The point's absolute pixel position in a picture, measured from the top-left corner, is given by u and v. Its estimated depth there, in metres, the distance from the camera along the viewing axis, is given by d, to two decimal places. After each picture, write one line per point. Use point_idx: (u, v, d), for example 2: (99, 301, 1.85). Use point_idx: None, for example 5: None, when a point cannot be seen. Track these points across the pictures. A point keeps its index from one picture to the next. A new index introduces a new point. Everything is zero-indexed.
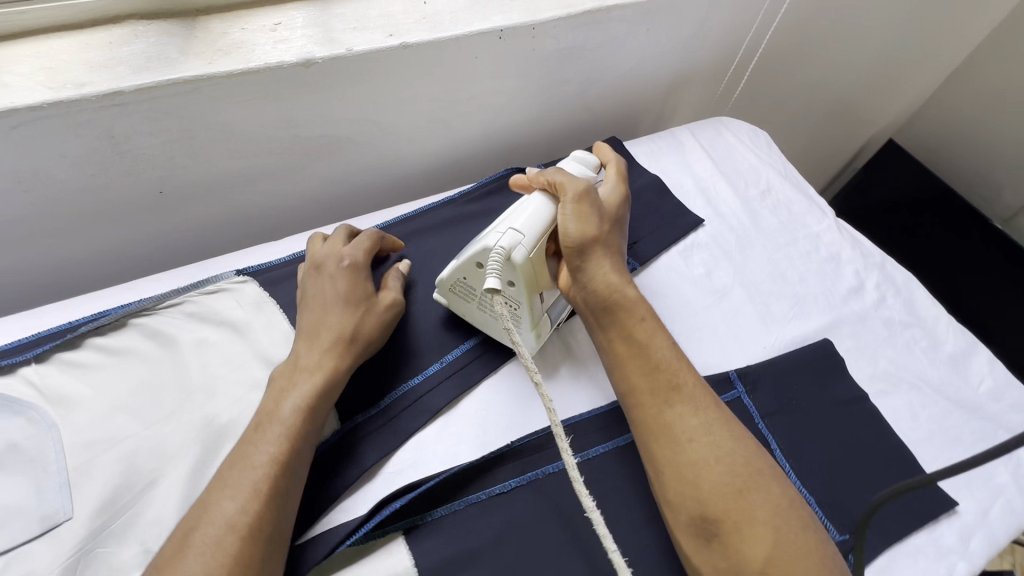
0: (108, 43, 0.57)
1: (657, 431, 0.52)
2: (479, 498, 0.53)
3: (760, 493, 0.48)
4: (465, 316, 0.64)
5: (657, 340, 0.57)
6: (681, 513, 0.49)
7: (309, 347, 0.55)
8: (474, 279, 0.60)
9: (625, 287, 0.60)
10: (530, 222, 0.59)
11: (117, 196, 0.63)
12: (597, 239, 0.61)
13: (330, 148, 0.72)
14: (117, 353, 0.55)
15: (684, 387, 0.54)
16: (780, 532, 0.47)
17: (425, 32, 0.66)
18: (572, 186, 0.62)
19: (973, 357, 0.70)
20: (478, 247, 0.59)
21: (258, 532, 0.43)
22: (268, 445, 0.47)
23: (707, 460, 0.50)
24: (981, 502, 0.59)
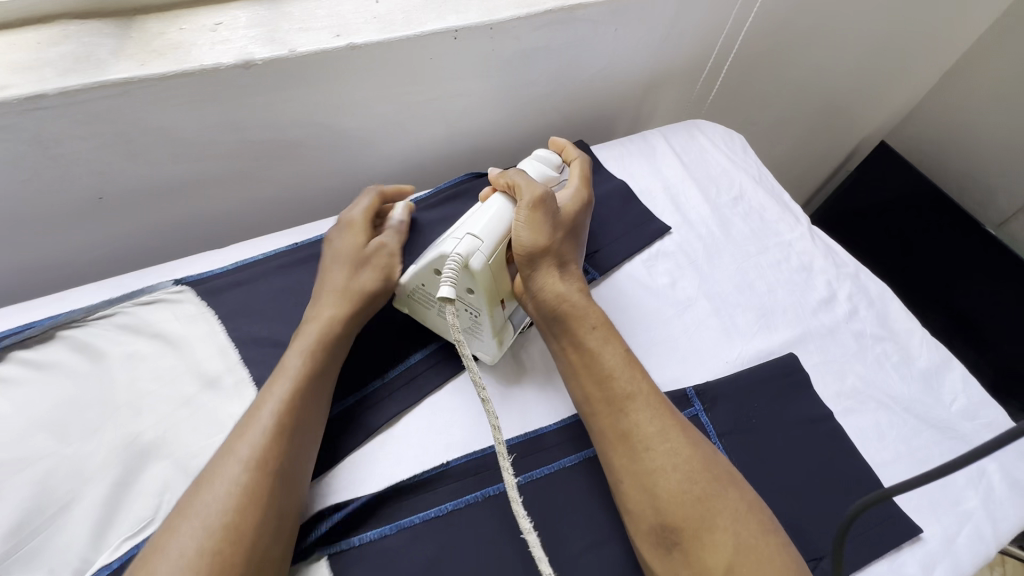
0: (36, 43, 0.55)
1: (613, 440, 0.51)
2: (413, 522, 0.50)
3: (720, 499, 0.47)
4: (426, 322, 0.61)
5: (610, 347, 0.55)
6: (641, 523, 0.48)
7: (314, 301, 0.57)
8: (433, 285, 0.57)
9: (577, 297, 0.58)
10: (489, 228, 0.57)
11: (52, 203, 0.61)
12: (548, 249, 0.58)
13: (280, 152, 0.69)
14: (42, 367, 0.52)
15: (639, 396, 0.52)
16: (742, 536, 0.46)
17: (375, 32, 0.63)
18: (529, 191, 0.59)
19: (947, 374, 0.67)
20: (434, 252, 0.56)
21: (267, 465, 0.44)
22: (279, 388, 0.49)
23: (666, 467, 0.49)
24: (947, 528, 0.56)
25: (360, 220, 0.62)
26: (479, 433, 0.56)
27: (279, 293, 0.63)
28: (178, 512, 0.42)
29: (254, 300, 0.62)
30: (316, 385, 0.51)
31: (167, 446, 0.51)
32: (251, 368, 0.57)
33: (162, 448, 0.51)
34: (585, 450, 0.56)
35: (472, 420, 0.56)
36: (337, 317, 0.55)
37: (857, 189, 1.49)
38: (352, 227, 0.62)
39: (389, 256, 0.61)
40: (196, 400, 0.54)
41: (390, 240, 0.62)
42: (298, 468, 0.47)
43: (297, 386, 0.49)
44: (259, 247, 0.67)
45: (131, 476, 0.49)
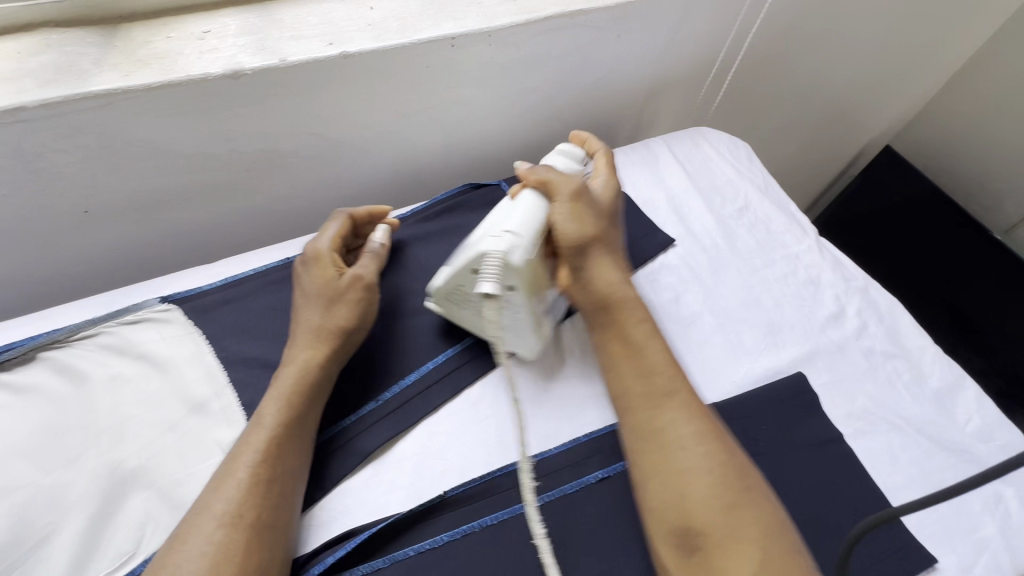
0: (16, 53, 0.53)
1: (647, 434, 0.50)
2: (407, 555, 0.48)
3: (750, 509, 0.45)
4: (460, 322, 0.60)
5: (654, 345, 0.55)
6: (663, 522, 0.46)
7: (291, 341, 0.54)
8: (470, 285, 0.55)
9: (626, 289, 0.58)
10: (526, 221, 0.56)
11: (34, 216, 0.59)
12: (597, 238, 0.58)
13: (273, 163, 0.67)
14: (23, 391, 0.50)
15: (679, 394, 0.52)
16: (768, 551, 0.43)
17: (369, 40, 0.61)
18: (565, 184, 0.59)
19: (960, 393, 0.65)
20: (472, 251, 0.54)
21: (241, 519, 0.42)
22: (253, 438, 0.47)
23: (698, 468, 0.47)
24: (963, 557, 0.54)
25: (326, 252, 0.57)
26: (476, 459, 0.53)
27: (269, 311, 0.61)
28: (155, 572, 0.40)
29: (244, 318, 0.60)
30: (292, 433, 0.49)
31: (149, 474, 0.49)
32: (239, 391, 0.55)
33: (144, 477, 0.49)
34: (586, 476, 0.53)
35: (468, 445, 0.54)
36: (315, 360, 0.52)
37: (861, 194, 1.46)
38: (320, 256, 0.57)
39: (360, 288, 0.56)
40: (182, 424, 0.52)
41: (361, 269, 0.58)
42: (279, 518, 0.44)
43: (275, 435, 0.47)
44: (249, 263, 0.65)
45: (112, 507, 0.47)
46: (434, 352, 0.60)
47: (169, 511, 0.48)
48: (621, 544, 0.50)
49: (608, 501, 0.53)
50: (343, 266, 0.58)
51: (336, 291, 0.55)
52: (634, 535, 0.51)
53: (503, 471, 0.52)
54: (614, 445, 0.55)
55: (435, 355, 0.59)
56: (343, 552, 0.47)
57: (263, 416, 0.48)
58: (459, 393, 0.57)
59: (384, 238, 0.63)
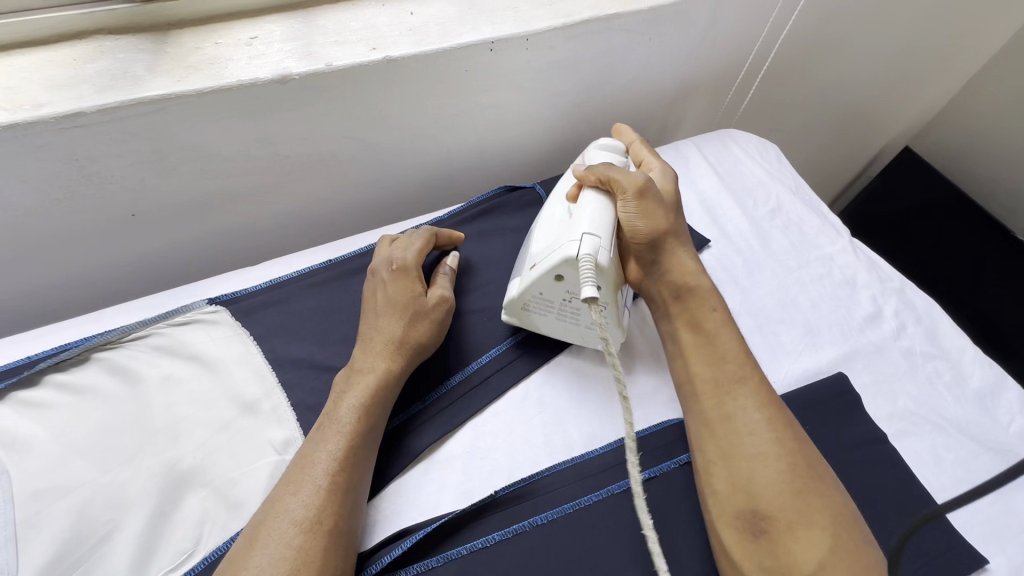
0: (72, 60, 0.54)
1: (716, 420, 0.51)
2: (460, 554, 0.48)
3: (819, 497, 0.45)
4: (538, 327, 0.60)
5: (725, 332, 0.56)
6: (728, 506, 0.47)
7: (365, 349, 0.54)
8: (554, 290, 0.55)
9: (699, 279, 0.59)
10: (600, 221, 0.55)
11: (84, 220, 0.60)
12: (668, 230, 0.59)
13: (313, 167, 0.68)
14: (79, 390, 0.50)
15: (751, 381, 0.52)
16: (839, 539, 0.43)
17: (410, 45, 0.62)
18: (628, 182, 0.58)
19: (1002, 394, 0.65)
20: (556, 258, 0.53)
21: (320, 526, 0.43)
22: (329, 443, 0.47)
23: (769, 454, 0.48)
24: (1014, 558, 0.53)
25: (413, 267, 0.58)
26: (524, 459, 0.54)
27: (313, 312, 0.62)
28: (233, 570, 0.41)
29: (289, 319, 0.61)
30: (365, 441, 0.49)
31: (205, 473, 0.50)
32: (288, 392, 0.56)
33: (200, 476, 0.49)
34: None
35: (516, 445, 0.55)
36: (392, 372, 0.53)
37: (879, 195, 1.46)
38: (405, 268, 0.58)
39: (443, 309, 0.58)
40: (234, 425, 0.52)
41: (442, 290, 0.59)
42: (351, 526, 0.45)
43: (349, 443, 0.48)
44: (292, 265, 0.66)
45: (170, 505, 0.47)
46: (477, 353, 0.60)
47: (225, 511, 0.49)
48: (672, 544, 0.50)
49: (657, 501, 0.53)
50: (424, 282, 0.59)
51: (421, 306, 0.57)
52: (684, 535, 0.51)
53: (549, 471, 0.53)
54: (660, 446, 0.56)
55: (478, 356, 0.60)
56: (398, 552, 0.47)
57: (341, 416, 0.49)
58: (503, 394, 0.58)
59: (457, 264, 0.65)
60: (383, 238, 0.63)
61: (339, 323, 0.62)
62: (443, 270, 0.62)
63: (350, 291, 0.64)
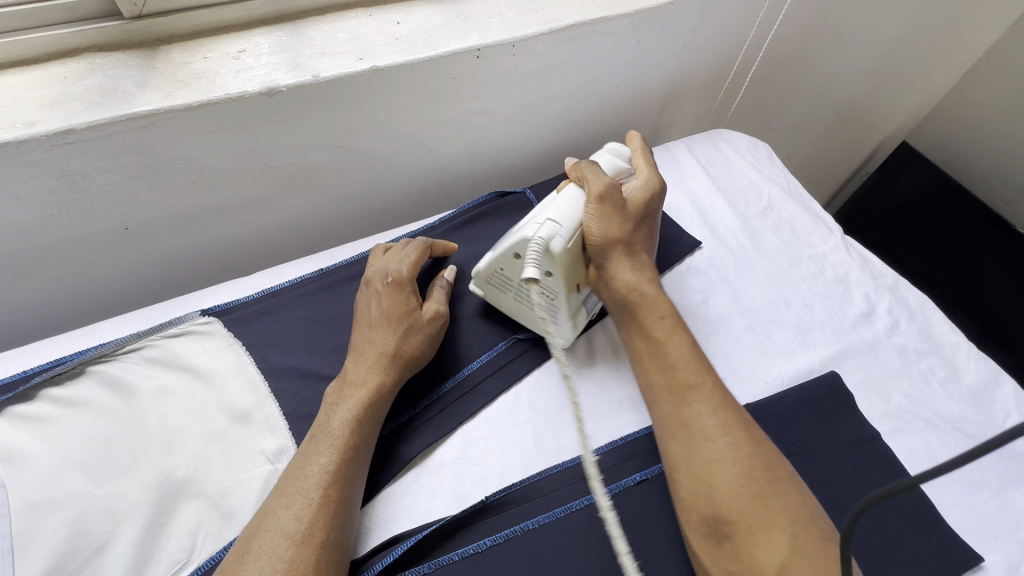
0: (63, 78, 0.55)
1: (673, 427, 0.51)
2: (451, 560, 0.48)
3: (779, 498, 0.45)
4: (501, 306, 0.63)
5: (676, 339, 0.55)
6: (692, 513, 0.47)
7: (355, 362, 0.54)
8: (510, 269, 0.58)
9: (648, 287, 0.58)
10: (567, 213, 0.57)
11: (79, 235, 0.61)
12: (622, 237, 0.58)
13: (303, 177, 0.69)
14: (73, 404, 0.51)
15: (703, 387, 0.52)
16: (799, 539, 0.43)
17: (397, 54, 0.62)
18: (596, 183, 0.59)
19: (997, 389, 0.65)
20: (514, 238, 0.56)
21: (312, 538, 0.43)
22: (321, 457, 0.48)
23: (725, 460, 0.47)
24: (1010, 556, 0.53)
25: (408, 280, 0.58)
26: (515, 464, 0.54)
27: (306, 321, 0.63)
28: None
29: (282, 329, 0.61)
30: (358, 454, 0.50)
31: (199, 484, 0.50)
32: (281, 401, 0.57)
33: (193, 486, 0.50)
34: (624, 478, 0.54)
35: (507, 449, 0.55)
36: (383, 386, 0.53)
37: (877, 189, 1.47)
38: (400, 281, 0.58)
39: (437, 324, 0.58)
40: (227, 435, 0.53)
41: (437, 304, 0.60)
42: (343, 538, 0.46)
43: (342, 456, 0.48)
44: (284, 274, 0.66)
45: (164, 516, 0.48)
46: (469, 359, 0.61)
47: (219, 520, 0.49)
48: (664, 547, 0.50)
49: (649, 503, 0.53)
50: (418, 295, 0.59)
51: (415, 319, 0.57)
52: (678, 537, 0.51)
53: (540, 476, 0.53)
54: (651, 449, 0.56)
55: (469, 362, 0.60)
56: (390, 559, 0.47)
57: (333, 428, 0.50)
58: (494, 399, 0.58)
59: (453, 275, 0.65)
60: (376, 248, 0.63)
61: (331, 332, 0.62)
62: (438, 281, 0.62)
63: (342, 300, 0.65)
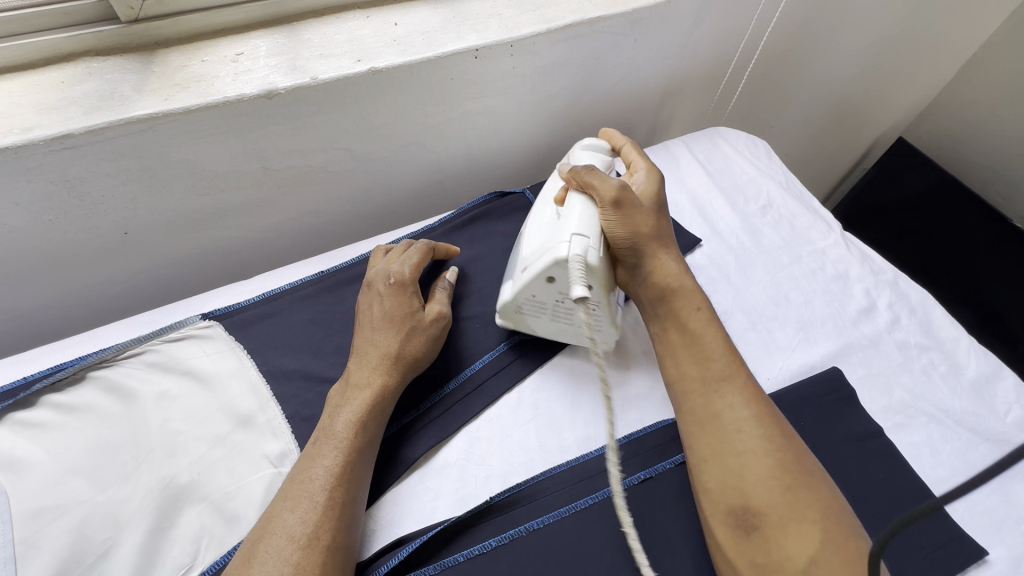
0: (61, 82, 0.55)
1: (705, 419, 0.50)
2: (456, 561, 0.48)
3: (810, 492, 0.45)
4: (534, 330, 0.60)
5: (710, 332, 0.55)
6: (720, 503, 0.47)
7: (358, 364, 0.54)
8: (544, 292, 0.55)
9: (686, 280, 0.58)
10: (586, 222, 0.55)
11: (78, 240, 0.60)
12: (650, 233, 0.58)
13: (302, 179, 0.69)
14: (75, 410, 0.51)
15: (737, 379, 0.52)
16: (830, 533, 0.43)
17: (395, 56, 0.62)
18: (604, 189, 0.57)
19: (998, 383, 0.65)
20: (546, 260, 0.53)
21: (318, 541, 0.43)
22: (325, 459, 0.48)
23: (759, 452, 0.47)
24: (1014, 549, 0.53)
25: (410, 281, 0.58)
26: (519, 464, 0.54)
27: (307, 324, 0.62)
28: None
29: (284, 332, 0.61)
30: (362, 457, 0.49)
31: (202, 488, 0.50)
32: (283, 405, 0.56)
33: (196, 491, 0.50)
34: (628, 477, 0.54)
35: (511, 450, 0.55)
36: (387, 388, 0.53)
37: (873, 186, 1.47)
38: (402, 283, 0.58)
39: (440, 325, 0.58)
40: (230, 439, 0.53)
41: (439, 305, 0.59)
42: (348, 541, 0.45)
43: (346, 458, 0.48)
44: (284, 277, 0.66)
45: (167, 521, 0.48)
46: (471, 359, 0.61)
47: (222, 525, 0.49)
48: (670, 544, 0.50)
49: (655, 502, 0.53)
50: (420, 296, 0.59)
51: (418, 321, 0.57)
52: (682, 535, 0.51)
53: (544, 476, 0.53)
54: (655, 447, 0.55)
55: (471, 362, 0.60)
56: (396, 562, 0.47)
57: (337, 430, 0.50)
58: (497, 399, 0.58)
59: (455, 277, 0.65)
60: (377, 250, 0.63)
61: (332, 334, 0.62)
62: (439, 282, 0.62)
63: (343, 302, 0.65)
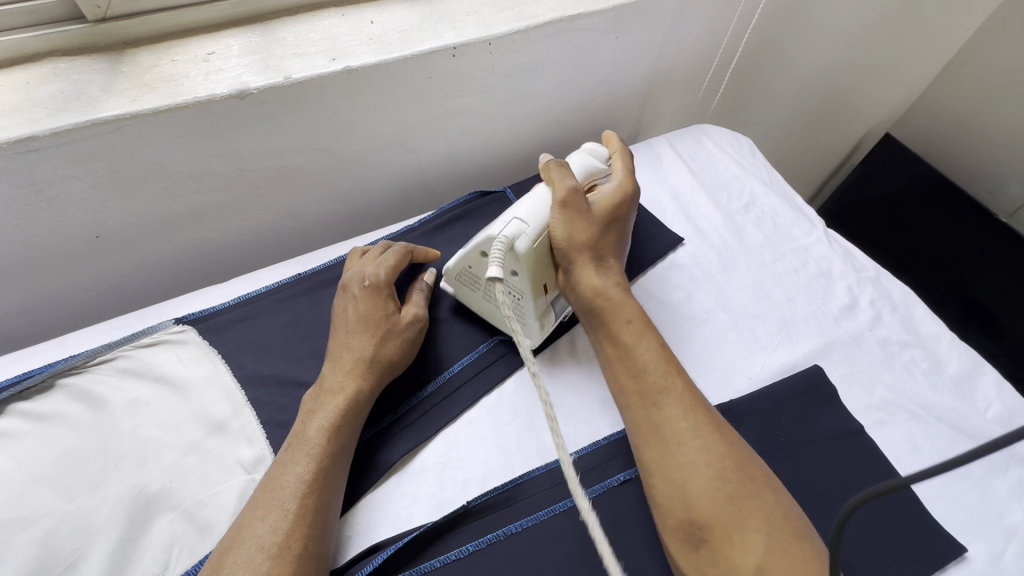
0: (26, 83, 0.54)
1: (645, 433, 0.50)
2: (433, 567, 0.48)
3: (752, 500, 0.45)
4: (471, 305, 0.63)
5: (644, 343, 0.55)
6: (669, 518, 0.46)
7: (331, 370, 0.53)
8: (479, 267, 0.58)
9: (615, 292, 0.58)
10: (534, 211, 0.57)
11: (48, 244, 0.59)
12: (586, 242, 0.58)
13: (278, 180, 0.68)
14: (43, 418, 0.50)
15: (673, 390, 0.51)
16: (774, 538, 0.43)
17: (371, 54, 0.61)
18: (559, 188, 0.59)
19: (979, 379, 0.65)
20: (483, 235, 0.56)
21: (289, 550, 0.43)
22: (297, 467, 0.47)
23: (697, 464, 0.47)
24: (993, 545, 0.53)
25: (386, 284, 0.58)
26: (498, 467, 0.53)
27: (284, 328, 0.62)
28: None
29: (260, 336, 0.61)
30: (335, 463, 0.49)
31: (173, 496, 0.49)
32: (258, 410, 0.56)
33: (167, 499, 0.49)
34: (608, 478, 0.53)
35: (489, 453, 0.54)
36: (360, 393, 0.52)
37: (859, 183, 1.47)
38: (378, 285, 0.57)
39: (416, 328, 0.58)
40: (203, 445, 0.52)
41: (417, 308, 0.59)
42: (321, 550, 0.45)
43: (318, 465, 0.47)
44: (261, 280, 0.65)
45: (138, 531, 0.47)
46: (450, 362, 0.60)
47: (195, 533, 0.48)
48: (650, 546, 0.50)
49: (634, 503, 0.52)
50: (397, 299, 0.59)
51: (394, 324, 0.56)
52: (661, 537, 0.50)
53: (522, 479, 0.52)
54: (635, 447, 0.55)
55: (450, 364, 0.60)
56: (371, 568, 0.47)
57: (310, 436, 0.49)
58: (476, 402, 0.57)
59: (434, 279, 0.65)
60: (354, 252, 0.62)
61: (310, 337, 0.62)
62: (416, 285, 0.62)
63: (320, 304, 0.64)
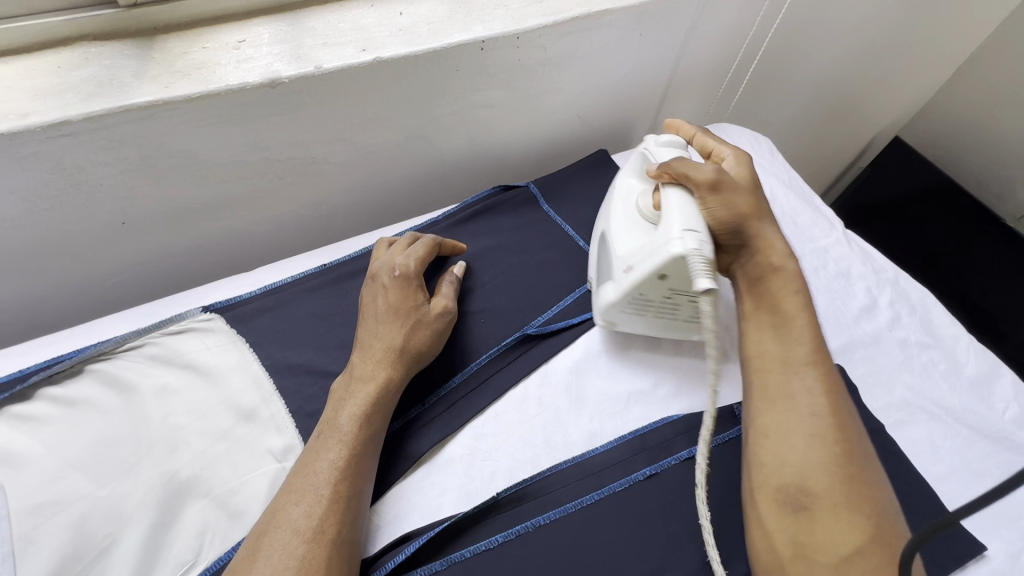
0: (56, 67, 0.53)
1: (772, 397, 0.49)
2: (463, 557, 0.48)
3: (869, 489, 0.43)
4: (636, 328, 0.60)
5: (799, 317, 0.52)
6: (771, 479, 0.45)
7: (362, 358, 0.53)
8: (653, 290, 0.54)
9: (788, 263, 0.56)
10: (689, 215, 0.53)
11: (74, 230, 0.59)
12: (749, 213, 0.56)
13: (302, 170, 0.67)
14: (73, 403, 0.50)
15: (815, 368, 0.49)
16: (879, 532, 0.41)
17: (400, 45, 0.61)
18: (700, 176, 0.55)
19: (996, 381, 0.66)
20: (658, 259, 0.52)
21: (324, 535, 0.43)
22: (329, 453, 0.47)
23: (826, 438, 0.45)
24: (1010, 544, 0.54)
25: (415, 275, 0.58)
26: (525, 460, 0.54)
27: (310, 318, 0.62)
28: None
29: (286, 326, 0.61)
30: (367, 450, 0.49)
31: (205, 483, 0.49)
32: (286, 399, 0.56)
33: (200, 486, 0.49)
34: (634, 473, 0.53)
35: (516, 446, 0.55)
36: (392, 382, 0.52)
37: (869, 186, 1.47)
38: (407, 276, 0.57)
39: (445, 319, 0.58)
40: (233, 433, 0.52)
41: (445, 300, 0.59)
42: (354, 536, 0.45)
43: (350, 451, 0.48)
44: (284, 271, 0.66)
45: (169, 517, 0.47)
46: (476, 355, 0.60)
47: (226, 520, 0.48)
48: (678, 541, 0.50)
49: (661, 497, 0.52)
50: (425, 290, 0.59)
51: (422, 315, 0.56)
52: (690, 533, 0.51)
53: (548, 472, 0.53)
54: (660, 443, 0.55)
55: (475, 357, 0.60)
56: (402, 557, 0.47)
57: (341, 424, 0.49)
58: (502, 396, 0.57)
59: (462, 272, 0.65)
60: (380, 243, 0.63)
61: (335, 328, 0.62)
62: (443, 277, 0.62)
63: (345, 295, 0.64)
